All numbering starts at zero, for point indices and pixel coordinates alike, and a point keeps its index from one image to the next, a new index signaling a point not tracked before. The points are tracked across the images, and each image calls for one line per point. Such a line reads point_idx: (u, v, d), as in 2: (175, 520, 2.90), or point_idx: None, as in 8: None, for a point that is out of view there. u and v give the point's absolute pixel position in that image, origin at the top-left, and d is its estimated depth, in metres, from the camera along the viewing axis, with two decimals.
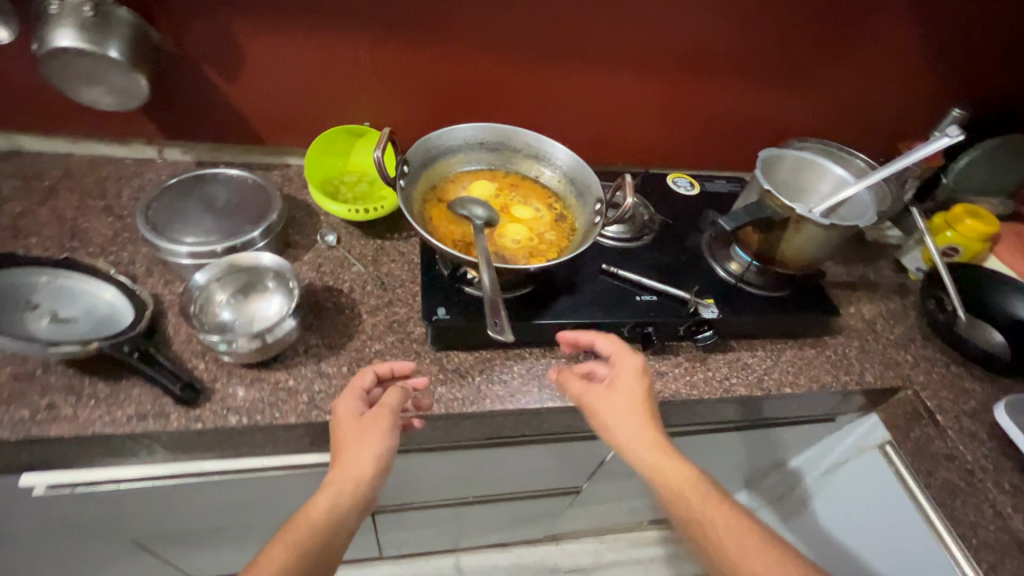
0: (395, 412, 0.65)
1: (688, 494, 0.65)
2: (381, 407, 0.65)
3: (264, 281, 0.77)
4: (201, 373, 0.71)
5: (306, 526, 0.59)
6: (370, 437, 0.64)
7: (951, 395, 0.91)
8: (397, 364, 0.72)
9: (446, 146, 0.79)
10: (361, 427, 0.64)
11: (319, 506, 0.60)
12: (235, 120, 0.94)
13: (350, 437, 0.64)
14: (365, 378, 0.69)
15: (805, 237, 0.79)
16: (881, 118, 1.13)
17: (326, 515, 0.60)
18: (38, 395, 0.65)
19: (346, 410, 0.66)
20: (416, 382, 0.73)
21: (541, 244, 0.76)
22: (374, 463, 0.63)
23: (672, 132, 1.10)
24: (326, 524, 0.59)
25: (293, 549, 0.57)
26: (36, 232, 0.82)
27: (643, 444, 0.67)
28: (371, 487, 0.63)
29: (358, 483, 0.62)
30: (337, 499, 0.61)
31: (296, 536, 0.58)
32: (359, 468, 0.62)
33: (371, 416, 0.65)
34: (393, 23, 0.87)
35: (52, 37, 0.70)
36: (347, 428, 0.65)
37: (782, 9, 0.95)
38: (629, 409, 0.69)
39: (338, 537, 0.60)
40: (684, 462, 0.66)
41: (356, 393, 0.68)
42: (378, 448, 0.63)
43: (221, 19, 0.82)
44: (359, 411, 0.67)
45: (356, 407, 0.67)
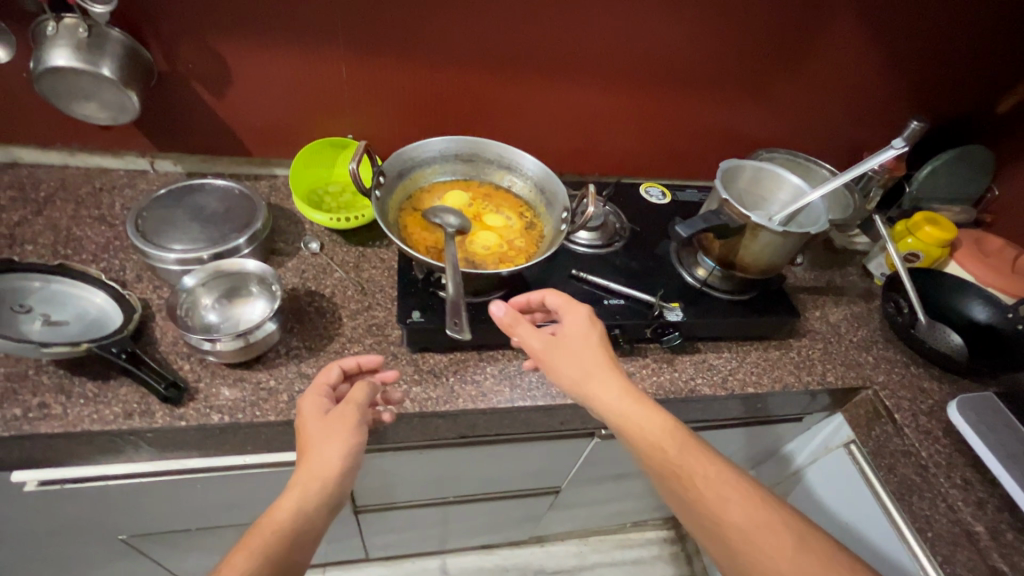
0: (361, 407, 0.68)
1: (664, 446, 0.67)
2: (347, 404, 0.68)
3: (248, 286, 0.81)
4: (186, 373, 0.74)
5: (270, 530, 0.59)
6: (337, 436, 0.65)
7: (909, 395, 0.94)
8: (364, 359, 0.75)
9: (422, 158, 0.84)
10: (328, 425, 0.66)
11: (284, 508, 0.61)
12: (224, 133, 0.98)
13: (316, 436, 0.65)
14: (331, 374, 0.72)
15: (761, 244, 0.84)
16: (846, 130, 1.18)
17: (290, 517, 0.60)
18: (30, 395, 0.68)
19: (311, 408, 0.68)
20: (386, 375, 0.76)
21: (510, 250, 0.80)
22: (340, 463, 0.64)
23: (645, 143, 1.15)
24: (293, 523, 0.60)
25: (256, 553, 0.57)
26: (32, 240, 0.86)
27: (608, 393, 0.69)
28: (340, 485, 0.64)
29: (323, 482, 0.63)
30: (303, 501, 0.61)
31: (258, 542, 0.58)
32: (325, 469, 0.63)
33: (338, 413, 0.67)
34: (374, 41, 0.91)
35: (48, 56, 0.74)
36: (314, 426, 0.66)
37: (744, 28, 1.00)
38: (586, 359, 0.72)
39: (304, 538, 0.61)
40: (654, 412, 0.69)
41: (321, 390, 0.70)
42: (345, 448, 0.65)
43: (209, 38, 0.86)
44: (324, 410, 0.68)
45: (321, 404, 0.69)
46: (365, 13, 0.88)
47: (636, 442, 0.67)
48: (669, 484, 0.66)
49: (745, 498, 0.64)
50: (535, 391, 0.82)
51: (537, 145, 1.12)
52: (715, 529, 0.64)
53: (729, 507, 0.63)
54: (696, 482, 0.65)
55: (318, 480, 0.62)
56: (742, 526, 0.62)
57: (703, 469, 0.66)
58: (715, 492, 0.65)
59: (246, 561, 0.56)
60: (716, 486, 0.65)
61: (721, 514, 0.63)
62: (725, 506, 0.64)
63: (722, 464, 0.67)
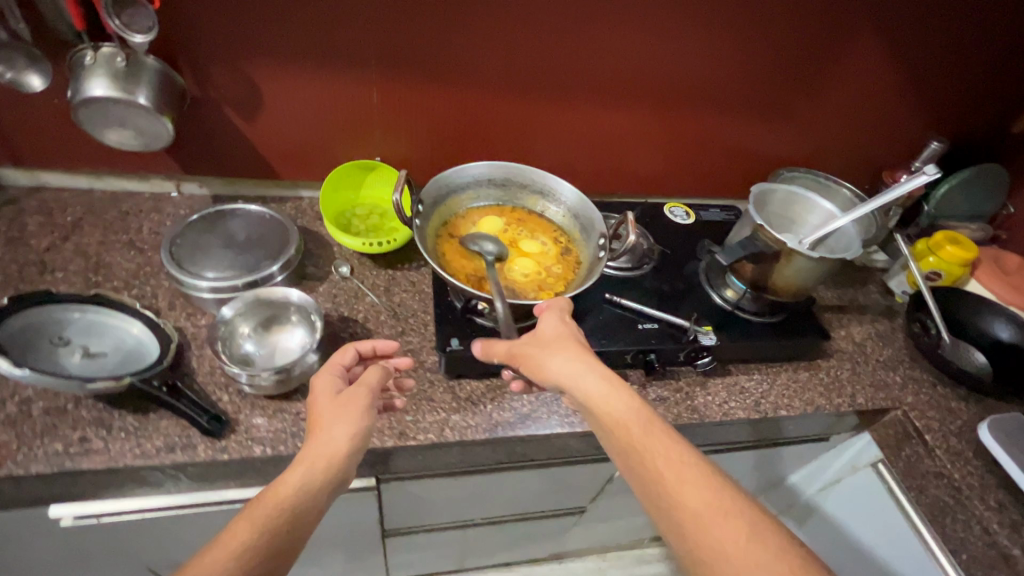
0: (373, 389, 0.67)
1: (630, 430, 0.62)
2: (359, 386, 0.67)
3: (286, 315, 0.81)
4: (225, 405, 0.73)
5: (273, 501, 0.57)
6: (347, 414, 0.64)
7: (938, 415, 0.95)
8: (380, 344, 0.76)
9: (457, 184, 0.84)
10: (339, 403, 0.65)
11: (290, 482, 0.58)
12: (252, 156, 0.98)
13: (326, 414, 0.64)
14: (346, 356, 0.72)
15: (794, 268, 0.84)
16: (865, 150, 1.20)
17: (295, 491, 0.58)
18: (70, 429, 0.68)
19: (324, 388, 0.68)
20: (398, 362, 0.77)
21: (548, 277, 0.80)
22: (349, 441, 0.62)
23: (668, 163, 1.16)
24: (299, 497, 0.58)
25: (259, 524, 0.55)
26: (62, 267, 0.86)
27: (579, 380, 0.65)
28: (346, 465, 0.62)
29: (331, 459, 0.61)
30: (308, 477, 0.59)
31: (263, 512, 0.56)
32: (331, 447, 0.62)
33: (348, 394, 0.66)
34: (407, 67, 0.92)
35: (86, 86, 0.74)
36: (325, 404, 0.65)
37: (771, 52, 1.01)
38: (559, 347, 0.68)
39: (309, 514, 0.58)
40: (627, 396, 0.65)
41: (334, 370, 0.70)
42: (355, 427, 0.63)
43: (243, 64, 0.86)
44: (336, 389, 0.68)
45: (334, 383, 0.68)
46: (399, 40, 0.88)
47: (605, 428, 0.63)
48: (634, 471, 0.61)
49: (713, 489, 0.59)
50: (572, 417, 0.82)
51: (562, 166, 1.13)
52: (681, 523, 0.57)
53: (694, 498, 0.58)
54: (665, 472, 0.60)
55: (325, 457, 0.61)
56: (708, 520, 0.57)
57: (672, 461, 0.60)
58: (683, 482, 0.59)
59: (250, 532, 0.54)
60: (680, 473, 0.59)
61: (683, 501, 0.58)
62: (691, 497, 0.58)
63: (696, 457, 0.61)
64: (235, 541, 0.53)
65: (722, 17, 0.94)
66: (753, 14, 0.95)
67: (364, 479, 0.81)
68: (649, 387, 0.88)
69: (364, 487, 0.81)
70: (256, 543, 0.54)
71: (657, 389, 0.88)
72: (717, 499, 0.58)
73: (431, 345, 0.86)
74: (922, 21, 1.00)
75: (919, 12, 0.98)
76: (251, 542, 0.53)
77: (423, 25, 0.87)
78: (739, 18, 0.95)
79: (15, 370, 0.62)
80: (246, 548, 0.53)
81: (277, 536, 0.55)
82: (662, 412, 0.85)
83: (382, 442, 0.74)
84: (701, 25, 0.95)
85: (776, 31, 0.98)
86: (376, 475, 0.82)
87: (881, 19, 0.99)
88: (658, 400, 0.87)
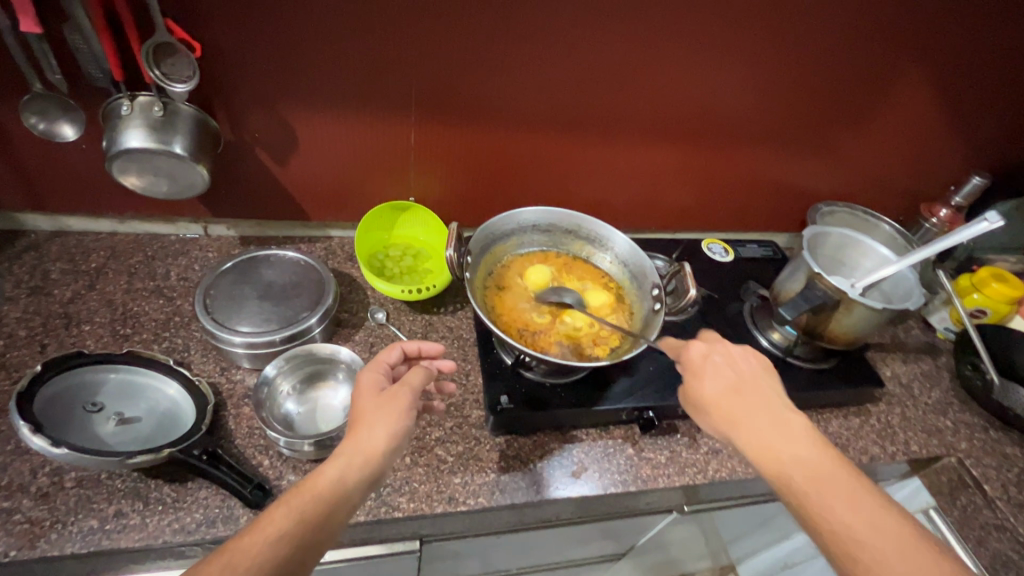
0: (416, 391, 0.62)
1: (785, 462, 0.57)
2: (401, 385, 0.62)
3: (331, 372, 0.79)
4: (266, 471, 0.70)
5: (310, 492, 0.54)
6: (388, 414, 0.59)
7: (994, 463, 0.92)
8: (426, 346, 0.72)
9: (503, 231, 0.81)
10: (380, 402, 0.60)
11: (327, 475, 0.55)
12: (283, 198, 0.95)
13: (368, 411, 0.60)
14: (391, 354, 0.67)
15: (854, 318, 0.82)
16: (903, 183, 1.18)
17: (332, 485, 0.54)
18: (105, 503, 0.64)
19: (367, 384, 0.63)
20: (442, 365, 0.73)
21: (607, 331, 0.78)
22: (388, 441, 0.58)
23: (704, 199, 1.14)
24: (335, 491, 0.54)
25: (295, 512, 0.52)
26: (88, 319, 0.82)
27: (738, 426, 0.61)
28: (382, 465, 0.57)
29: (368, 458, 0.56)
30: (345, 472, 0.55)
31: (300, 501, 0.53)
32: (369, 445, 0.57)
33: (392, 393, 0.61)
34: (447, 109, 0.89)
35: (122, 137, 0.71)
36: (366, 400, 0.61)
37: (819, 92, 0.98)
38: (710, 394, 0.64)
39: (341, 510, 0.54)
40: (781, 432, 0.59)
41: (379, 367, 0.65)
42: (395, 427, 0.59)
43: (280, 108, 0.83)
44: (380, 387, 0.63)
45: (377, 380, 0.63)
46: (442, 83, 0.85)
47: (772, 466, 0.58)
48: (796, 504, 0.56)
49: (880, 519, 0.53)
50: (625, 475, 0.79)
51: (597, 203, 1.10)
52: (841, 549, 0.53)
53: (854, 523, 0.53)
54: (821, 496, 0.55)
55: (364, 455, 0.56)
56: (873, 550, 0.52)
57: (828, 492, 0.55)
58: (847, 510, 0.54)
59: (284, 520, 0.51)
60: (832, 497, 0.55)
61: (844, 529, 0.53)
62: (851, 522, 0.53)
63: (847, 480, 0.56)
64: (270, 529, 0.51)
65: (773, 59, 0.91)
66: (804, 56, 0.92)
67: (408, 542, 0.76)
68: (700, 440, 0.85)
69: (409, 550, 0.76)
70: (288, 534, 0.51)
71: (709, 441, 0.85)
72: (886, 532, 0.53)
73: (474, 398, 0.83)
74: (976, 60, 0.97)
75: (973, 52, 0.96)
76: (283, 531, 0.51)
77: (467, 69, 0.84)
78: (790, 59, 0.92)
79: (54, 449, 0.60)
80: (278, 539, 0.50)
81: (307, 529, 0.52)
82: (716, 468, 0.82)
83: (431, 507, 0.71)
84: (750, 66, 0.92)
85: (826, 71, 0.95)
86: (419, 536, 0.77)
87: (934, 60, 0.96)
88: (710, 453, 0.83)
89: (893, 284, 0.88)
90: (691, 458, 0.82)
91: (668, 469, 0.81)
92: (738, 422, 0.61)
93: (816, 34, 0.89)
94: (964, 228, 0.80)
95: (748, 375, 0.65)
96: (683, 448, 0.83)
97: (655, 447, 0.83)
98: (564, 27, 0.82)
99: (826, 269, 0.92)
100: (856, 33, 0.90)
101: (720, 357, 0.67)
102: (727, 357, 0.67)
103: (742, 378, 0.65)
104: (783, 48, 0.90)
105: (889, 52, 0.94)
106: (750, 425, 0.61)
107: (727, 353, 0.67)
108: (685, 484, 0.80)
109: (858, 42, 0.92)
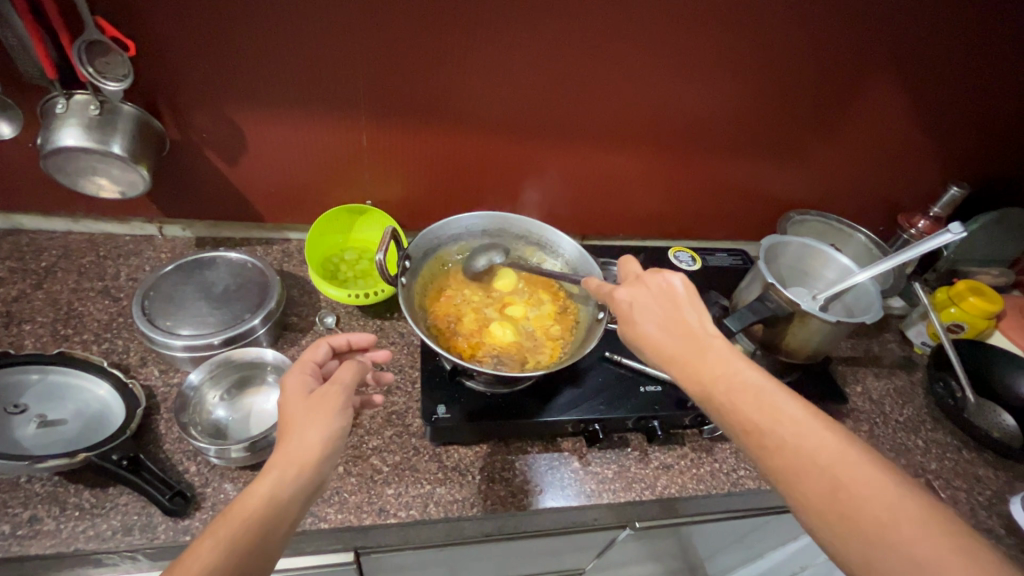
0: (349, 388, 0.59)
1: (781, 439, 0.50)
2: (332, 384, 0.58)
3: (262, 376, 0.78)
4: (192, 478, 0.68)
5: (240, 517, 0.48)
6: (319, 417, 0.55)
7: (964, 485, 0.88)
8: (356, 337, 0.69)
9: (448, 237, 0.83)
10: (309, 405, 0.56)
11: (259, 493, 0.50)
12: (237, 199, 0.94)
13: (297, 417, 0.55)
14: (318, 351, 0.64)
15: (810, 330, 0.79)
16: (880, 192, 1.14)
17: (264, 504, 0.49)
18: (20, 508, 0.62)
19: (294, 388, 0.59)
20: (376, 356, 0.71)
21: (551, 347, 0.77)
22: (322, 447, 0.54)
23: (673, 205, 1.11)
24: (270, 510, 0.49)
25: (224, 541, 0.46)
26: (30, 319, 0.81)
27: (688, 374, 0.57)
28: (321, 472, 0.54)
29: (302, 468, 0.52)
30: (278, 488, 0.50)
31: (228, 530, 0.47)
32: (302, 454, 0.53)
33: (321, 393, 0.57)
34: (398, 112, 0.87)
35: (57, 136, 0.70)
36: (295, 406, 0.57)
37: (788, 99, 0.95)
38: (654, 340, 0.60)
39: (279, 529, 0.49)
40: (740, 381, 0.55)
41: (306, 368, 0.61)
42: (328, 430, 0.55)
43: (225, 108, 0.81)
44: (308, 389, 0.59)
45: (305, 382, 0.60)
46: (391, 85, 0.83)
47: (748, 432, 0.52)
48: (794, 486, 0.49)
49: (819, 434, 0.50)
50: (568, 490, 0.76)
51: (561, 208, 1.08)
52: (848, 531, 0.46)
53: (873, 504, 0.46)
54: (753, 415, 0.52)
55: (296, 465, 0.52)
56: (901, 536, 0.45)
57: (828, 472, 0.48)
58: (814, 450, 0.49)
59: (214, 551, 0.45)
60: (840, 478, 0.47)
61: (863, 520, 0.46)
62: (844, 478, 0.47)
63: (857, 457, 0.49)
64: (195, 564, 0.44)
65: (737, 65, 0.88)
66: (771, 61, 0.88)
67: (342, 553, 0.73)
68: (651, 454, 0.82)
69: (342, 562, 0.73)
70: (219, 568, 0.44)
71: (660, 456, 0.82)
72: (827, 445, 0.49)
73: (417, 406, 0.81)
74: (954, 67, 0.93)
75: (951, 59, 0.91)
76: (215, 565, 0.44)
77: (415, 71, 0.82)
78: (755, 64, 0.88)
79: None
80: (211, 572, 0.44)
81: (243, 556, 0.46)
82: (665, 483, 0.79)
83: (359, 519, 0.69)
84: (713, 72, 0.89)
85: (795, 78, 0.91)
86: (354, 549, 0.74)
87: (909, 66, 0.92)
88: (660, 468, 0.81)
89: (855, 296, 0.85)
90: (640, 473, 0.80)
91: (614, 484, 0.78)
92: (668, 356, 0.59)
93: (782, 40, 0.86)
94: (929, 237, 0.74)
95: (670, 306, 0.62)
96: (633, 463, 0.81)
97: (603, 461, 0.80)
98: (514, 30, 0.79)
99: (786, 278, 0.91)
100: (825, 38, 0.86)
101: (641, 292, 0.63)
102: (649, 290, 0.63)
103: (664, 310, 0.61)
104: (747, 54, 0.87)
105: (862, 58, 0.90)
106: (681, 358, 0.58)
107: (648, 288, 0.63)
108: (631, 500, 0.77)
109: (828, 47, 0.88)
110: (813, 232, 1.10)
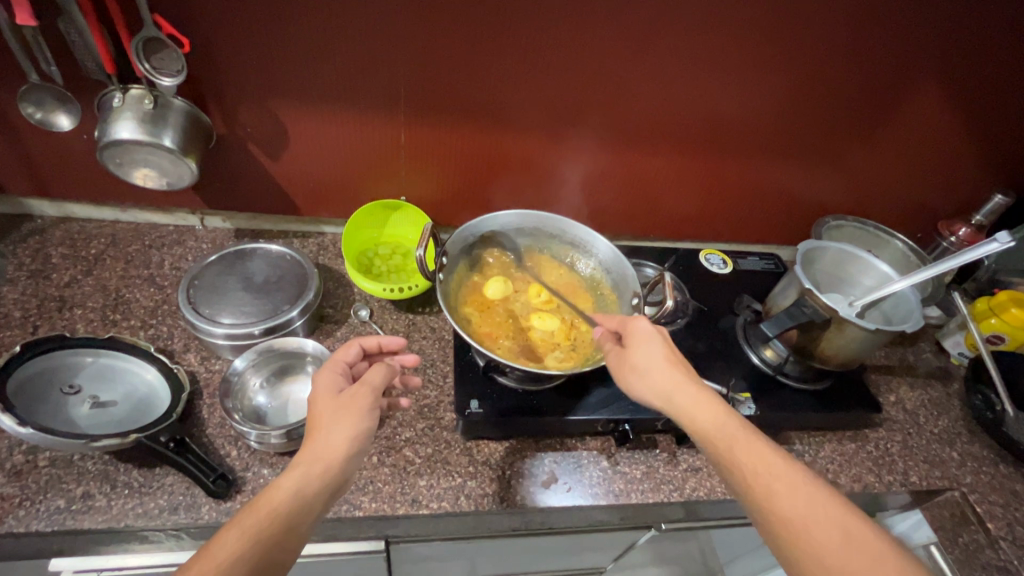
0: (377, 389, 0.59)
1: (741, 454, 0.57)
2: (362, 385, 0.59)
3: (301, 366, 0.80)
4: (233, 461, 0.70)
5: (267, 508, 0.49)
6: (347, 416, 0.56)
7: (1001, 500, 0.86)
8: (386, 340, 0.68)
9: (483, 235, 0.84)
10: (337, 404, 0.57)
11: (285, 486, 0.51)
12: (277, 193, 0.96)
13: (325, 415, 0.56)
14: (350, 351, 0.65)
15: (847, 336, 0.79)
16: (920, 197, 1.11)
17: (290, 499, 0.50)
18: (74, 484, 0.65)
19: (324, 387, 0.59)
20: (404, 359, 0.70)
21: (567, 357, 0.77)
22: (349, 444, 0.55)
23: (705, 207, 1.10)
24: (295, 506, 0.50)
25: (251, 532, 0.48)
26: (81, 304, 0.85)
27: (678, 394, 0.61)
28: (345, 472, 0.54)
29: (329, 466, 0.53)
30: (304, 482, 0.52)
31: (254, 519, 0.48)
32: (330, 450, 0.54)
33: (350, 394, 0.58)
34: (436, 110, 0.88)
35: (114, 129, 0.73)
36: (323, 405, 0.57)
37: (828, 103, 0.93)
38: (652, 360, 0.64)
39: (304, 522, 0.50)
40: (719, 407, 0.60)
41: (337, 368, 0.62)
42: (355, 429, 0.55)
43: (270, 104, 0.84)
44: (338, 388, 0.60)
45: (336, 382, 0.60)
46: (429, 84, 0.84)
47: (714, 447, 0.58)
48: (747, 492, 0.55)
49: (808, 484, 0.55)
50: (596, 488, 0.77)
51: (592, 208, 1.08)
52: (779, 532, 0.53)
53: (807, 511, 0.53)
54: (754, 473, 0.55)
55: (323, 462, 0.53)
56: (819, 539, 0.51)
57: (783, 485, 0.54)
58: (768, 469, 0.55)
59: (241, 540, 0.47)
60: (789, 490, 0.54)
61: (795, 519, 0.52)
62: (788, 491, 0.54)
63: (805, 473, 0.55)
64: (221, 554, 0.46)
65: (779, 67, 0.87)
66: (812, 64, 0.87)
67: (373, 541, 0.75)
68: (680, 456, 0.82)
69: (373, 550, 0.74)
70: (244, 557, 0.46)
71: (688, 458, 0.82)
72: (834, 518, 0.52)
73: (449, 400, 0.82)
74: (1004, 73, 0.90)
75: (1002, 65, 0.89)
76: (239, 556, 0.46)
77: (455, 70, 0.83)
78: (796, 68, 0.87)
79: (20, 429, 0.61)
80: (236, 562, 0.46)
81: (268, 548, 0.48)
82: (693, 485, 0.79)
83: (392, 509, 0.70)
84: (753, 75, 0.88)
85: (835, 82, 0.90)
86: (385, 537, 0.75)
87: (956, 71, 0.90)
88: (689, 471, 0.81)
89: (894, 303, 0.84)
90: (668, 474, 0.80)
91: (643, 484, 0.78)
92: (669, 392, 0.61)
93: (825, 42, 0.84)
94: (972, 246, 0.72)
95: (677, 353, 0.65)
96: (663, 464, 0.81)
97: (632, 461, 0.80)
98: (555, 29, 0.80)
99: (822, 285, 0.90)
100: (870, 41, 0.85)
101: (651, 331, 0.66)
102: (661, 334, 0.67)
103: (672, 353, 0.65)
104: (789, 56, 0.86)
105: (906, 63, 0.88)
106: (683, 398, 0.61)
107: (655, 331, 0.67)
108: (659, 501, 0.77)
109: (872, 50, 0.86)
110: (849, 237, 1.08)
